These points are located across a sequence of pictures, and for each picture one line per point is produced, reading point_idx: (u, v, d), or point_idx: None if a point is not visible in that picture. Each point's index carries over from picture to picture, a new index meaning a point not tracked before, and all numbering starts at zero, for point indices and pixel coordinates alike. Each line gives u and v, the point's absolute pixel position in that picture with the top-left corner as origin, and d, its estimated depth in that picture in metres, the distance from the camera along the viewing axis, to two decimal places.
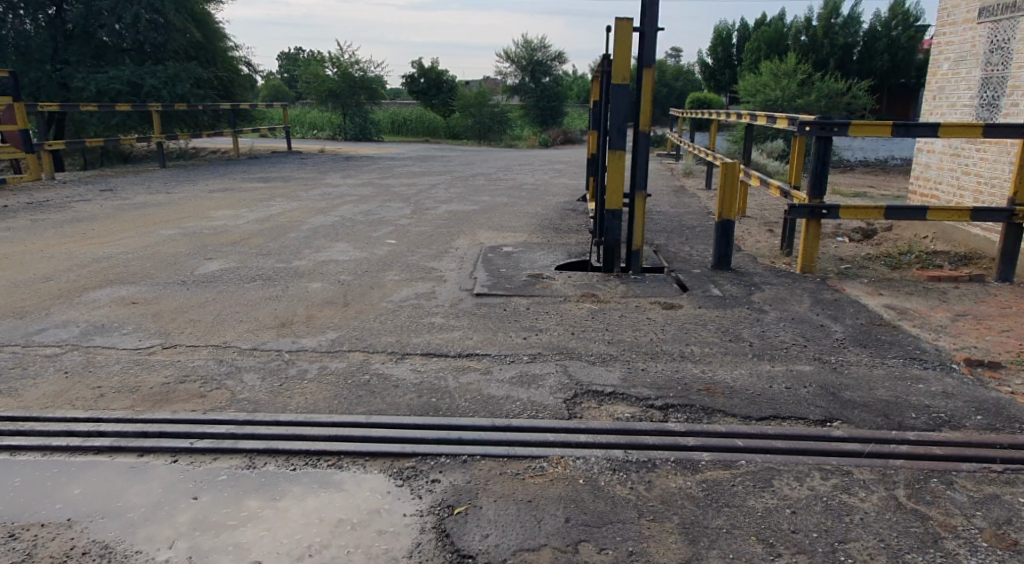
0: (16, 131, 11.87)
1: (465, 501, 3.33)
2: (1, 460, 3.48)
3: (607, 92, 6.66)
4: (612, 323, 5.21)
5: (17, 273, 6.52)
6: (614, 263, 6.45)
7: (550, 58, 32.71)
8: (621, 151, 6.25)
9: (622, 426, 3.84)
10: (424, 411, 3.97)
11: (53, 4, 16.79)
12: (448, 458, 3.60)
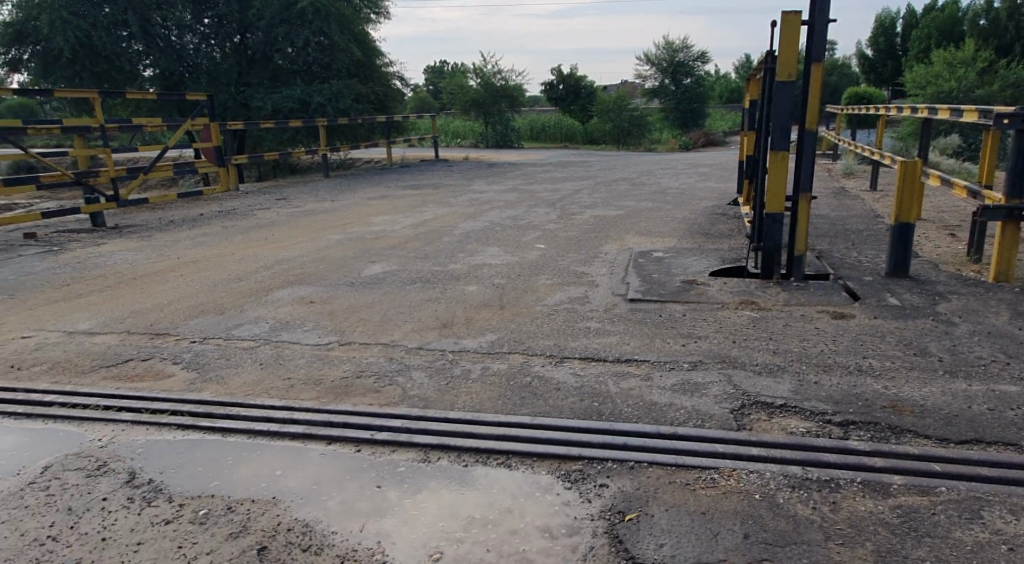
0: (209, 147, 12.83)
1: (636, 507, 3.32)
2: (214, 440, 3.78)
3: (770, 90, 6.43)
4: (776, 332, 5.04)
5: (215, 273, 7.13)
6: (773, 270, 6.23)
7: (691, 58, 31.82)
8: (784, 151, 6.00)
9: (799, 442, 3.70)
10: (588, 414, 4.00)
11: (238, 33, 18.58)
12: (615, 464, 3.60)
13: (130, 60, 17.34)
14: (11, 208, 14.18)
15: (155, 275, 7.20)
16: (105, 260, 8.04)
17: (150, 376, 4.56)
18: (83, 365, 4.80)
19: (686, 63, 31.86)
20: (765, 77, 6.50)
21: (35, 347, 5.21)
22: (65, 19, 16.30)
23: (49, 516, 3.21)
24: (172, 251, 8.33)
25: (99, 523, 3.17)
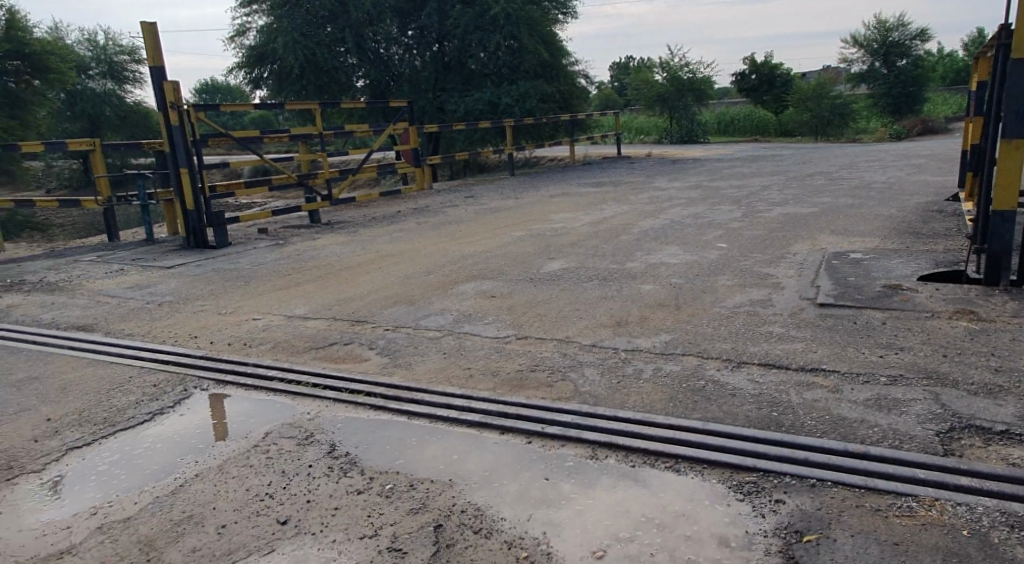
0: (409, 150, 13.64)
1: (816, 529, 3.25)
2: (399, 421, 4.16)
3: (999, 76, 5.97)
4: (1001, 347, 4.73)
5: (407, 266, 7.69)
6: (999, 275, 5.80)
7: (910, 37, 29.54)
8: (1018, 140, 5.57)
9: (1018, 476, 3.46)
10: (766, 424, 3.99)
11: (437, 42, 19.52)
12: (795, 480, 3.56)
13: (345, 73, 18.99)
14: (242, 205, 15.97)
15: (357, 267, 7.87)
16: (316, 253, 8.86)
17: (350, 359, 5.05)
18: (298, 345, 5.42)
19: (902, 42, 29.61)
20: (994, 59, 6.05)
21: (258, 328, 5.92)
22: (294, 40, 18.12)
23: (264, 476, 3.61)
24: (372, 246, 9.04)
25: (304, 487, 3.52)
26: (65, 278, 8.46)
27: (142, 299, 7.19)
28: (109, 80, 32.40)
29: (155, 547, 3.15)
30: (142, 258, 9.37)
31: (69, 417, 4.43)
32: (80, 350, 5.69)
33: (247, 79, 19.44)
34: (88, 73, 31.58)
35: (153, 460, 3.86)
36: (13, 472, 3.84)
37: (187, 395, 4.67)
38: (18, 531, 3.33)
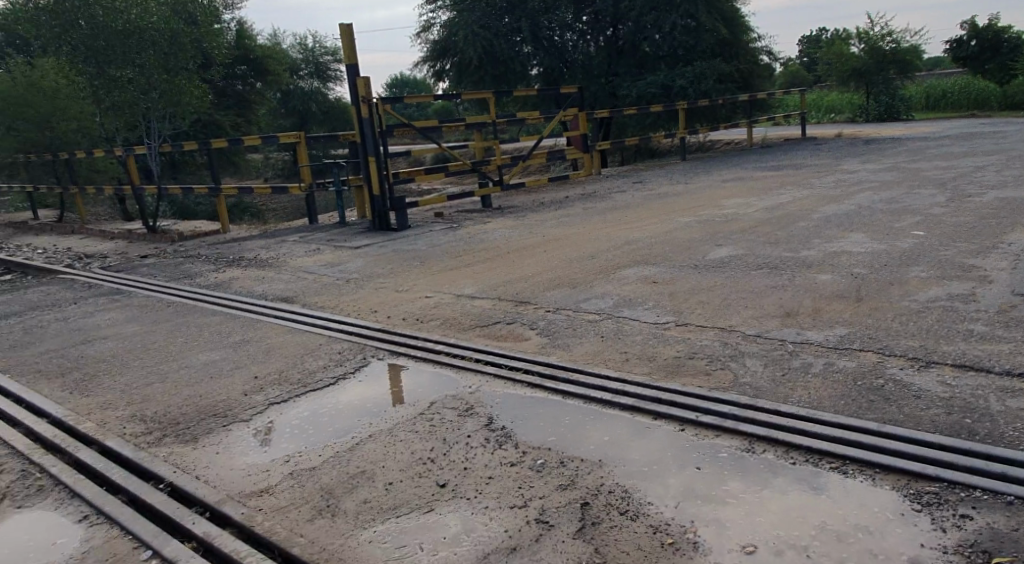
0: (578, 136, 13.88)
1: (1008, 551, 2.86)
2: (554, 400, 4.35)
3: None
4: None
5: (571, 251, 7.88)
6: None
7: None
8: None
9: None
10: (956, 431, 3.60)
11: (611, 26, 19.60)
12: (986, 494, 3.18)
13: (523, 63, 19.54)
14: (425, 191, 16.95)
15: (526, 250, 8.18)
16: (487, 236, 9.26)
17: (512, 338, 5.36)
18: (465, 322, 5.80)
19: None
20: None
21: (432, 305, 6.37)
22: (474, 32, 18.95)
23: (428, 442, 3.96)
24: (542, 230, 9.32)
25: (464, 455, 3.81)
26: (272, 255, 9.44)
27: (334, 275, 7.92)
28: (316, 80, 35.21)
29: (334, 496, 3.55)
30: (337, 238, 10.24)
31: (271, 376, 5.07)
32: (282, 319, 6.40)
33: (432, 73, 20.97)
34: (299, 75, 34.52)
35: (337, 420, 4.34)
36: (228, 419, 4.48)
37: (366, 363, 5.18)
38: (229, 468, 3.89)
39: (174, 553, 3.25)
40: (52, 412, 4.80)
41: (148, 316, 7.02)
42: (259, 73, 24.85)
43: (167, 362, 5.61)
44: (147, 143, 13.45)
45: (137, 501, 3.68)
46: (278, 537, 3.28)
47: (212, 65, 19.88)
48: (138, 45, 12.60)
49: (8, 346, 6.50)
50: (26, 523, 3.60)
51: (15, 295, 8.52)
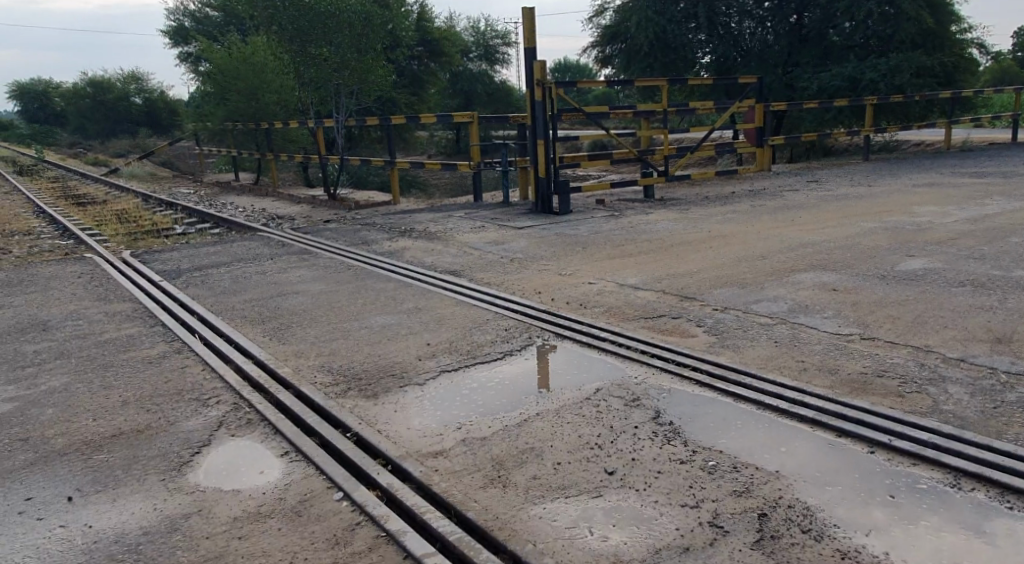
0: (752, 128, 13.49)
1: None
2: (726, 402, 4.24)
3: None
4: None
5: (742, 249, 7.67)
6: None
7: None
8: None
9: None
10: None
11: (795, 13, 18.68)
12: None
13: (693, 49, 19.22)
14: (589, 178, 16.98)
15: (693, 244, 8.01)
16: (653, 227, 9.17)
17: (678, 333, 5.28)
18: (629, 312, 5.77)
19: None
20: None
21: (595, 291, 6.39)
22: (648, 18, 19.07)
23: (597, 427, 4.00)
24: (711, 225, 9.10)
25: (635, 445, 3.81)
26: (441, 229, 9.76)
27: (500, 253, 8.08)
28: (484, 63, 35.84)
29: (505, 467, 3.66)
30: (503, 217, 10.43)
31: (442, 345, 5.26)
32: (454, 291, 6.63)
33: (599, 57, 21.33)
34: (468, 56, 35.30)
35: (503, 395, 4.46)
36: (403, 380, 4.70)
37: (531, 342, 5.27)
38: (406, 427, 4.09)
39: (363, 497, 3.47)
40: (255, 355, 5.27)
41: (332, 277, 7.47)
42: (435, 53, 25.92)
43: (349, 320, 5.96)
44: (335, 116, 14.26)
45: (328, 446, 3.96)
46: (455, 498, 3.42)
47: (397, 44, 20.79)
48: (334, 28, 13.49)
49: (215, 291, 7.14)
50: (236, 452, 3.97)
51: (218, 247, 9.32)
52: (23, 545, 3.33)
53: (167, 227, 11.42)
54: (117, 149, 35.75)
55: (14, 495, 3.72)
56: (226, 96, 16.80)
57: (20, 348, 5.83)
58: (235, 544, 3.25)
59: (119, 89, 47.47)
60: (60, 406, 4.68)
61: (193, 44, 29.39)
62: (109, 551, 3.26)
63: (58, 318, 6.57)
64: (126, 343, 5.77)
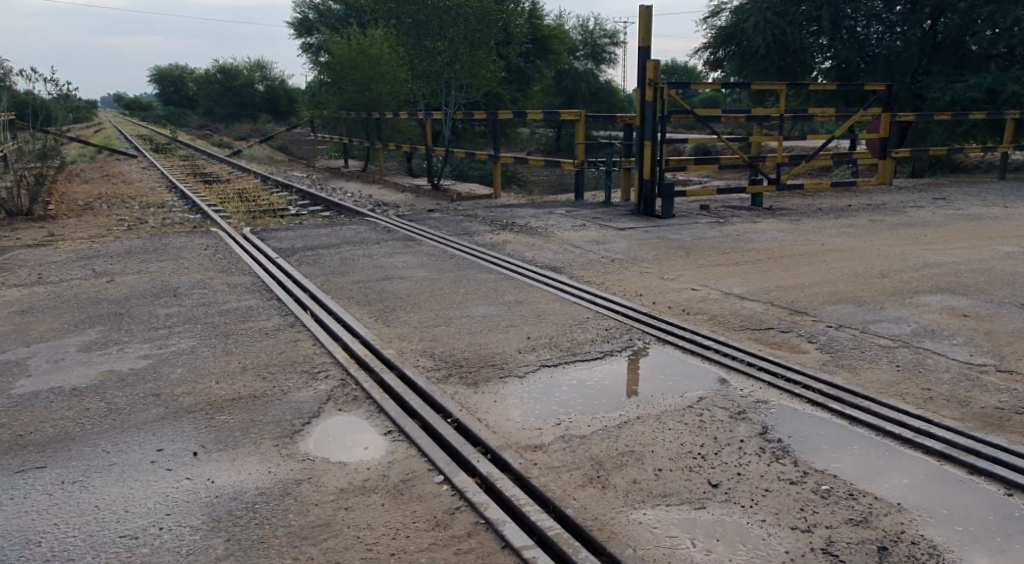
0: (876, 138, 12.91)
1: None
2: (840, 424, 4.07)
3: None
4: None
5: (860, 265, 7.35)
6: None
7: None
8: None
9: None
10: None
11: (930, 18, 17.71)
12: None
13: (813, 52, 18.55)
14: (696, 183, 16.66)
15: (804, 257, 7.74)
16: (762, 236, 8.91)
17: (788, 347, 5.11)
18: (733, 322, 5.62)
19: None
20: None
21: (700, 298, 6.26)
22: (766, 20, 18.51)
23: (701, 437, 3.91)
24: (825, 237, 8.77)
25: (742, 459, 3.71)
26: (543, 225, 9.76)
27: (601, 253, 8.01)
28: (590, 62, 35.77)
29: (606, 468, 3.62)
30: (604, 217, 10.34)
31: (542, 339, 5.25)
32: (556, 286, 6.61)
33: (711, 59, 20.73)
34: (574, 55, 35.30)
35: (603, 395, 4.41)
36: (503, 371, 4.72)
37: (632, 344, 5.20)
38: (506, 418, 4.10)
39: (463, 483, 3.49)
40: (362, 334, 5.40)
41: (437, 264, 7.58)
42: (543, 51, 26.06)
43: (451, 308, 6.03)
44: (444, 109, 14.45)
45: (430, 429, 4.01)
46: (556, 494, 3.41)
47: (509, 40, 20.93)
48: (448, 22, 13.57)
49: (327, 271, 7.36)
50: (342, 426, 4.08)
51: (328, 229, 9.61)
52: (151, 493, 3.52)
53: (283, 207, 11.86)
54: (238, 132, 37.56)
55: (145, 445, 3.94)
56: (342, 85, 17.32)
57: (153, 311, 6.17)
58: (341, 514, 3.33)
59: (244, 76, 49.90)
60: (188, 367, 4.94)
61: (314, 36, 30.55)
62: (225, 508, 3.40)
63: (187, 285, 6.92)
64: (242, 314, 6.02)
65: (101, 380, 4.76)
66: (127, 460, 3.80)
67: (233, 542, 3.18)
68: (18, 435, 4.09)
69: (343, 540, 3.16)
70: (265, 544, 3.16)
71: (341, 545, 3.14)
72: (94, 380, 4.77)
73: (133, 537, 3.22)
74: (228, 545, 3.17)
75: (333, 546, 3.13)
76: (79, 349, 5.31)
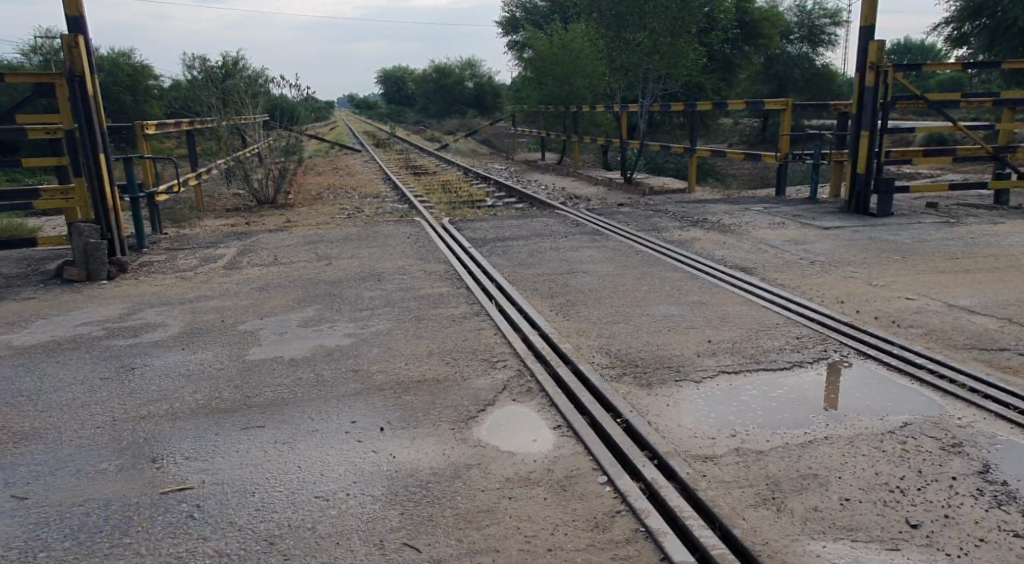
0: None
1: None
2: None
3: None
4: None
5: None
6: None
7: None
8: None
9: None
10: None
11: None
12: None
13: None
14: (923, 179, 15.28)
15: None
16: (997, 242, 8.02)
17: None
18: (957, 341, 5.10)
19: None
20: None
21: (915, 309, 5.75)
22: None
23: (896, 467, 3.61)
24: None
25: (940, 496, 3.39)
26: (738, 222, 9.40)
27: (799, 254, 7.58)
28: (805, 45, 33.13)
29: (781, 489, 3.45)
30: (806, 215, 9.78)
31: (724, 344, 5.08)
32: (744, 289, 6.36)
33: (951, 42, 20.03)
34: (788, 38, 32.89)
35: (785, 408, 4.19)
36: (679, 375, 4.61)
37: (823, 356, 4.89)
38: (678, 424, 4.02)
39: (627, 487, 3.46)
40: (541, 327, 5.49)
41: (623, 260, 7.53)
42: (751, 37, 25.08)
43: (632, 305, 5.98)
44: (643, 101, 14.29)
45: (599, 427, 4.00)
46: (723, 511, 3.31)
47: (716, 27, 20.18)
48: (652, 15, 13.36)
49: (516, 262, 7.55)
50: (515, 416, 4.18)
51: (521, 221, 9.83)
52: (341, 461, 3.80)
53: (481, 199, 12.29)
54: (449, 127, 39.42)
55: (341, 416, 4.25)
56: (543, 80, 17.65)
57: (360, 293, 6.63)
58: (506, 503, 3.42)
59: (456, 74, 52.25)
60: (384, 347, 5.27)
61: (521, 33, 31.33)
62: (402, 483, 3.60)
63: (390, 271, 7.37)
64: (434, 301, 6.31)
65: (311, 354, 5.19)
66: (327, 428, 4.13)
67: (407, 516, 3.37)
68: (245, 396, 4.55)
69: (504, 529, 3.25)
70: (434, 521, 3.32)
71: (501, 534, 3.23)
72: (307, 353, 5.20)
73: (324, 500, 3.51)
74: (403, 518, 3.35)
75: (494, 534, 3.23)
76: (300, 324, 5.81)
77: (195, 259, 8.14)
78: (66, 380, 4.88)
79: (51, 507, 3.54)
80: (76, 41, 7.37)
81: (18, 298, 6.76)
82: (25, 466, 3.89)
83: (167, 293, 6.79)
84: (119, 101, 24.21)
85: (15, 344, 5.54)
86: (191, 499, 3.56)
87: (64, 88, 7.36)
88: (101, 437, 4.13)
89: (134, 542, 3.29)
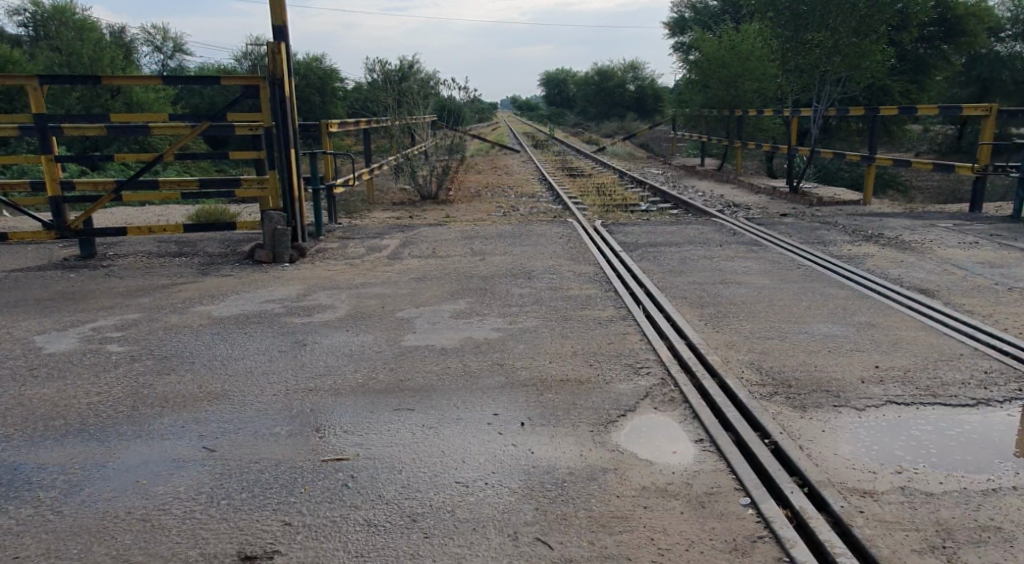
0: None
1: None
2: None
3: None
4: None
5: None
6: None
7: None
8: None
9: None
10: None
11: None
12: None
13: None
14: None
15: None
16: None
17: None
18: None
19: None
20: None
21: None
22: None
23: None
24: None
25: None
26: (918, 239, 8.77)
27: (992, 278, 6.93)
28: (1019, 43, 28.75)
29: (954, 539, 3.18)
30: (1001, 235, 8.93)
31: (895, 372, 4.73)
32: (917, 312, 5.90)
33: None
34: (998, 36, 28.77)
35: (966, 449, 3.84)
36: (839, 401, 4.35)
37: (1019, 396, 4.40)
38: (833, 453, 3.79)
39: (771, 512, 3.31)
40: (689, 337, 5.36)
41: (780, 273, 7.22)
42: (951, 35, 23.27)
43: (786, 322, 5.70)
44: (816, 105, 13.56)
45: (746, 447, 3.85)
46: (880, 553, 3.10)
47: (906, 25, 18.79)
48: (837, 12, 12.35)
49: (666, 269, 7.40)
50: (655, 424, 4.10)
51: (676, 227, 9.65)
52: (483, 451, 3.87)
53: (635, 202, 12.16)
54: (608, 130, 39.20)
55: (484, 408, 4.32)
56: (709, 83, 17.21)
57: (510, 289, 6.72)
58: (640, 512, 3.37)
59: (619, 78, 52.15)
60: (530, 344, 5.32)
61: (688, 34, 30.80)
62: (541, 479, 3.62)
63: (541, 270, 7.42)
64: (581, 302, 6.30)
65: (462, 346, 5.31)
66: (470, 418, 4.21)
67: (541, 512, 3.38)
68: (398, 380, 4.72)
69: (638, 538, 3.21)
70: (567, 520, 3.32)
71: (634, 542, 3.19)
72: (457, 344, 5.33)
73: (464, 486, 3.58)
74: (536, 513, 3.37)
75: (627, 541, 3.19)
76: (452, 316, 5.96)
77: (364, 248, 8.53)
78: (251, 350, 5.26)
79: (231, 461, 3.82)
80: (278, 48, 7.84)
81: (215, 274, 7.38)
82: (213, 422, 4.22)
83: (338, 278, 7.17)
84: (307, 101, 26.02)
85: (212, 315, 6.04)
86: (347, 469, 3.74)
87: (265, 90, 7.86)
88: (275, 404, 4.41)
89: (298, 502, 3.50)
